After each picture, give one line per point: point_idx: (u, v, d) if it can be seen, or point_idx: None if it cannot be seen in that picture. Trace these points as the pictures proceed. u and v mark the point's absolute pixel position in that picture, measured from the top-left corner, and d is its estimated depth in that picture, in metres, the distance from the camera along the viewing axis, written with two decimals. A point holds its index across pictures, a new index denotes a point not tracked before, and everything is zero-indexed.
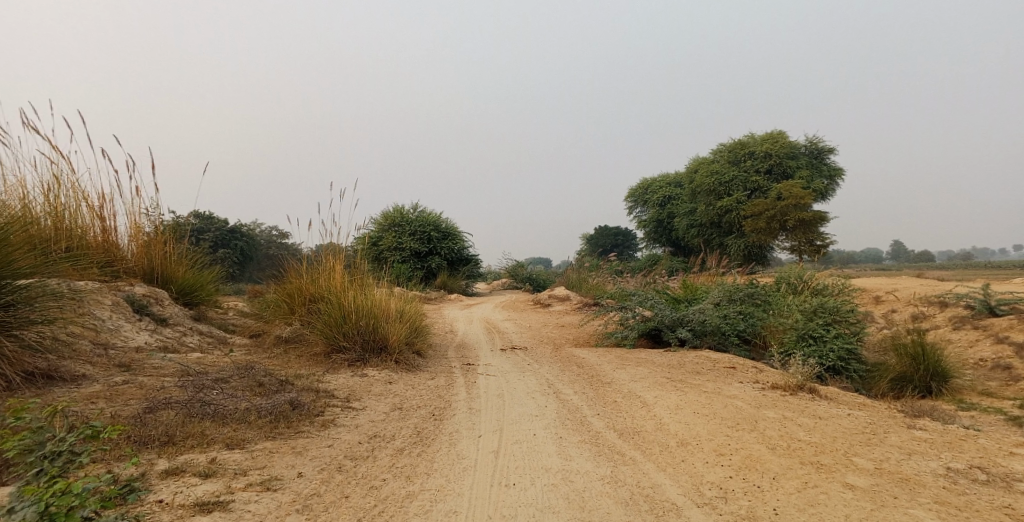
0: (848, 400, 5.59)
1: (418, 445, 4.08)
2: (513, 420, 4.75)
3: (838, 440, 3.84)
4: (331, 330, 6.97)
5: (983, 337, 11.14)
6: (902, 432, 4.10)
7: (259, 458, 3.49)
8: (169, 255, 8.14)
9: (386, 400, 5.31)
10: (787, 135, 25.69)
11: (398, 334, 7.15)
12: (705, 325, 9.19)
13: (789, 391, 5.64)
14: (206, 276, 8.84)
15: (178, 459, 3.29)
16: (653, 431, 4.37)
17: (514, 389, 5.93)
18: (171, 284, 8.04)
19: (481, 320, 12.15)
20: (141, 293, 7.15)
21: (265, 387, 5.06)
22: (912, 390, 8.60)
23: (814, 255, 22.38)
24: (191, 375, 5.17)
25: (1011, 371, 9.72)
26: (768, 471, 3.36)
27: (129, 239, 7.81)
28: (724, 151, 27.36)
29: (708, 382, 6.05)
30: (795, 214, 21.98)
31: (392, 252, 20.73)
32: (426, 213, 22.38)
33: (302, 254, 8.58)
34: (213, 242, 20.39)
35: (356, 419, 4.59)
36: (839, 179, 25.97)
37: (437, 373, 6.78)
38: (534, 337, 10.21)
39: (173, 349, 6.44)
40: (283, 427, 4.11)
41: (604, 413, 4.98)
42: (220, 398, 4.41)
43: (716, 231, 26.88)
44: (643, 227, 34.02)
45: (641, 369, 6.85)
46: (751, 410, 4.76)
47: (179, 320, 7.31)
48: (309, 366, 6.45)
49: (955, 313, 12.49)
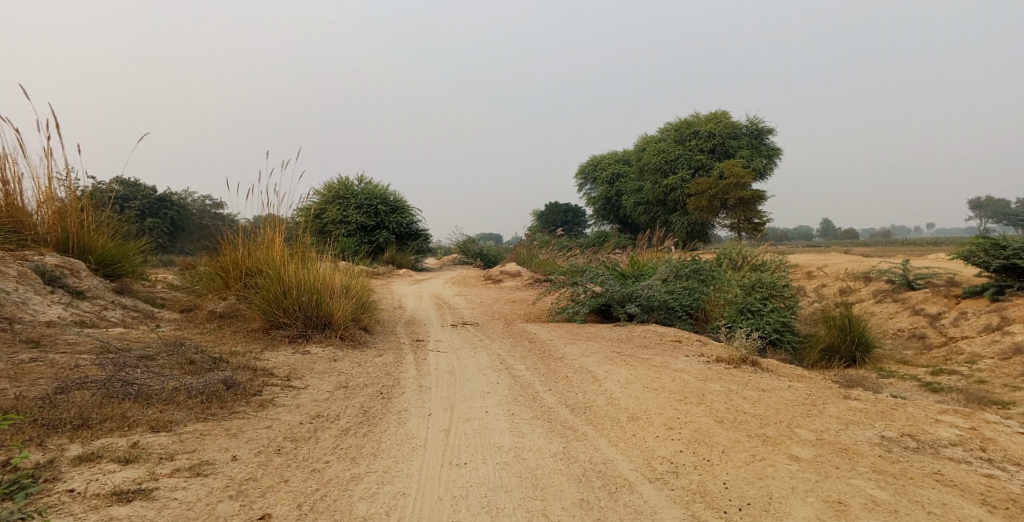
0: (786, 372, 5.79)
1: (363, 425, 3.90)
2: (464, 397, 4.64)
3: (782, 412, 3.93)
4: (270, 306, 6.62)
5: (902, 309, 11.88)
6: (839, 402, 4.25)
7: (189, 441, 3.24)
8: (88, 224, 7.51)
9: (331, 378, 5.09)
10: (729, 115, 26.32)
11: (343, 309, 6.88)
12: (652, 300, 9.34)
13: (733, 364, 5.78)
14: (131, 247, 8.22)
15: (94, 444, 3.00)
16: (604, 406, 4.36)
17: (465, 365, 5.83)
18: (90, 255, 7.41)
19: (431, 296, 11.95)
20: (53, 264, 6.58)
21: (197, 364, 4.74)
22: (839, 360, 9.09)
23: (752, 233, 23.24)
24: (112, 352, 4.79)
25: (925, 340, 10.44)
26: (717, 444, 3.39)
27: (39, 206, 7.14)
28: (670, 130, 27.78)
29: (656, 357, 6.14)
30: (735, 192, 22.62)
31: (337, 225, 20.09)
32: (372, 186, 21.73)
33: (238, 225, 8.11)
34: (140, 212, 19.16)
35: (297, 399, 4.37)
36: (776, 158, 26.91)
37: (384, 349, 6.59)
38: (485, 313, 10.13)
39: (92, 324, 5.95)
40: (216, 408, 3.85)
41: (556, 388, 4.95)
42: (145, 377, 4.08)
43: (662, 208, 27.44)
44: (592, 204, 34.37)
45: (590, 344, 6.88)
46: (698, 383, 4.84)
47: (99, 294, 6.76)
48: (246, 343, 6.12)
49: (877, 286, 13.26)
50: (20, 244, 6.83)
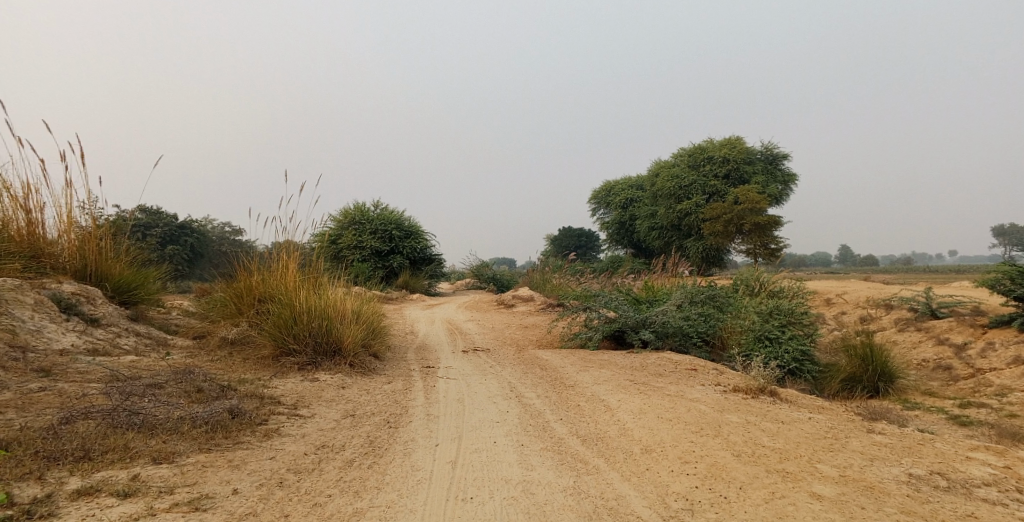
0: (806, 403, 5.59)
1: (369, 457, 3.81)
2: (472, 427, 4.54)
3: (802, 446, 3.77)
4: (280, 332, 6.60)
5: (926, 338, 11.54)
6: (862, 436, 4.07)
7: (190, 473, 3.18)
8: (105, 251, 7.60)
9: (339, 406, 5.02)
10: (744, 141, 26.30)
11: (353, 336, 6.83)
12: (667, 327, 9.18)
13: (750, 394, 5.61)
14: (148, 274, 8.29)
15: (94, 476, 2.95)
16: (616, 437, 4.22)
17: (475, 393, 5.72)
18: (107, 282, 7.48)
19: (443, 321, 11.89)
20: (70, 291, 6.64)
21: (204, 393, 4.70)
22: (861, 390, 8.81)
23: (768, 259, 22.96)
24: (121, 381, 4.77)
25: (952, 371, 10.10)
26: (734, 480, 3.25)
27: (59, 233, 7.25)
28: (684, 155, 27.78)
29: (671, 385, 5.98)
30: (751, 218, 22.43)
31: (352, 251, 20.22)
32: (387, 211, 21.91)
33: (253, 252, 8.16)
34: (161, 239, 19.47)
35: (303, 428, 4.29)
36: (792, 184, 26.73)
37: (394, 377, 6.50)
38: (497, 339, 10.02)
39: (104, 352, 5.96)
40: (220, 438, 3.79)
41: (567, 418, 4.82)
42: (151, 406, 4.04)
43: (676, 233, 27.27)
44: (606, 229, 34.31)
45: (603, 372, 6.74)
46: (715, 414, 4.68)
47: (113, 320, 6.79)
48: (255, 370, 6.08)
49: (900, 314, 12.93)
50: (39, 272, 6.92)
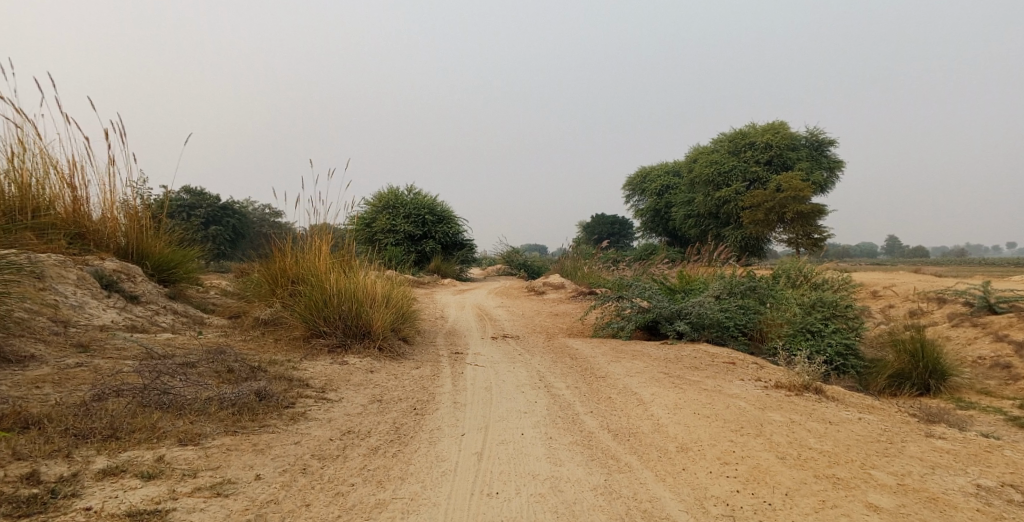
0: (854, 402, 5.27)
1: (393, 444, 3.73)
2: (500, 417, 4.41)
3: (853, 449, 3.50)
4: (311, 314, 6.60)
5: (982, 335, 10.88)
6: (920, 440, 3.77)
7: (215, 456, 3.14)
8: (146, 230, 7.72)
9: (366, 391, 4.97)
10: (788, 126, 25.31)
11: (383, 320, 6.78)
12: (704, 318, 8.86)
13: (793, 391, 5.32)
14: (188, 254, 8.42)
15: (120, 456, 2.94)
16: (650, 433, 4.03)
17: (504, 381, 5.60)
18: (147, 260, 7.61)
19: (473, 306, 11.82)
20: (111, 269, 6.77)
21: (234, 373, 4.70)
22: (910, 387, 8.36)
23: (811, 249, 22.13)
24: (154, 359, 4.81)
25: (1010, 370, 9.48)
26: (780, 485, 3.02)
27: (103, 211, 7.38)
28: (724, 141, 26.91)
29: (707, 379, 5.74)
30: (794, 206, 21.60)
31: (386, 235, 20.36)
32: (421, 196, 21.94)
33: (287, 233, 8.19)
34: (204, 220, 19.97)
35: (329, 413, 4.25)
36: (838, 171, 25.62)
37: (423, 362, 6.44)
38: (528, 325, 9.88)
39: (141, 329, 6.05)
40: (246, 420, 3.76)
41: (598, 410, 4.65)
42: (181, 386, 4.04)
43: (714, 221, 26.54)
44: (641, 216, 33.69)
45: (637, 363, 6.53)
46: (756, 412, 4.43)
47: (152, 299, 6.91)
48: (286, 351, 6.09)
49: (953, 309, 12.23)
50: (82, 249, 7.06)
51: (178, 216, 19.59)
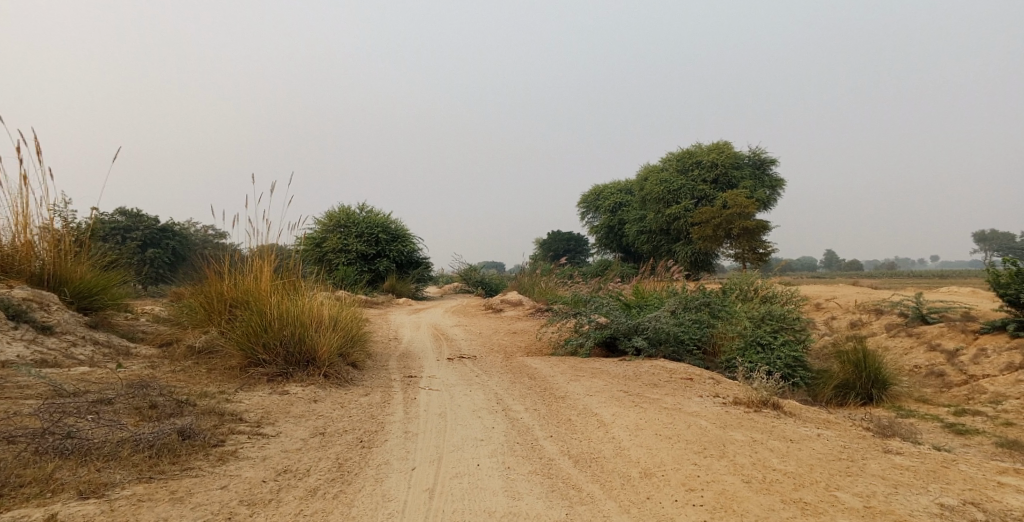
0: (810, 417, 5.24)
1: (334, 484, 3.39)
2: (454, 447, 4.12)
3: (817, 469, 3.40)
4: (248, 341, 6.13)
5: (918, 344, 11.31)
6: (880, 457, 3.71)
7: (121, 510, 2.75)
8: (66, 254, 7.07)
9: (308, 423, 4.58)
10: (732, 146, 26.17)
11: (329, 345, 6.38)
12: (660, 334, 8.81)
13: (752, 408, 5.25)
14: (113, 278, 7.75)
15: (1, 518, 2.51)
16: (611, 459, 3.84)
17: (458, 406, 5.31)
18: (66, 287, 6.94)
19: (428, 326, 11.44)
20: (21, 297, 6.13)
21: (156, 410, 4.23)
22: (855, 397, 8.53)
23: (757, 264, 22.73)
24: (64, 397, 4.30)
25: (945, 378, 9.84)
26: (748, 513, 2.87)
27: (15, 234, 6.73)
28: (673, 160, 27.55)
29: (667, 397, 5.61)
30: (740, 222, 22.20)
31: (337, 254, 19.73)
32: (374, 214, 21.41)
33: (226, 254, 7.67)
34: (141, 242, 18.86)
35: (264, 450, 3.86)
36: (780, 189, 26.64)
37: (373, 388, 6.06)
38: (484, 345, 9.61)
39: (54, 364, 5.45)
40: (165, 464, 3.34)
41: (558, 435, 4.43)
42: (89, 428, 3.58)
43: (665, 237, 27.04)
44: (595, 233, 34.03)
45: (595, 382, 6.35)
46: (718, 431, 4.31)
47: (70, 329, 6.29)
48: (221, 382, 5.62)
49: (890, 320, 12.71)
50: None
51: (113, 238, 18.49)
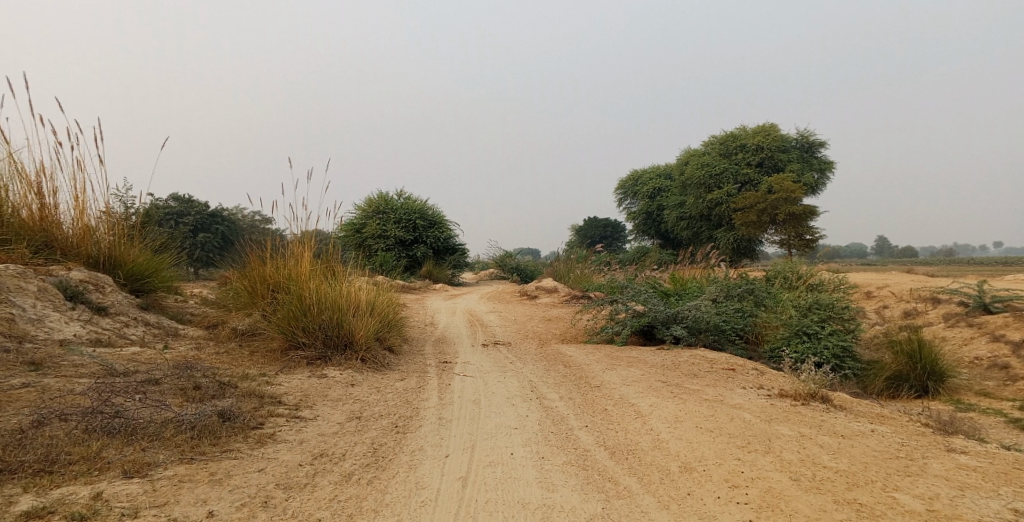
0: (862, 411, 4.98)
1: (369, 470, 3.39)
2: (488, 435, 4.08)
3: (872, 468, 3.20)
4: (289, 325, 6.24)
5: (979, 335, 10.67)
6: (942, 456, 3.46)
7: (163, 490, 2.80)
8: (119, 238, 7.31)
9: (344, 407, 4.62)
10: (779, 128, 25.22)
11: (366, 329, 6.42)
12: (700, 322, 8.56)
13: (799, 401, 5.01)
14: (164, 261, 8.00)
15: (50, 494, 2.59)
16: (649, 451, 3.72)
17: (493, 392, 5.28)
18: (119, 269, 7.19)
19: (465, 312, 11.47)
20: (78, 279, 6.38)
21: (199, 391, 4.33)
22: (908, 390, 8.12)
23: (803, 250, 21.90)
24: (114, 376, 4.45)
25: (1009, 371, 9.26)
26: (797, 514, 2.72)
27: (73, 219, 7.00)
28: (715, 143, 26.72)
29: (707, 388, 5.44)
30: (785, 207, 21.39)
31: (376, 240, 19.99)
32: (412, 200, 21.56)
33: (268, 240, 7.81)
34: (192, 227, 19.54)
35: (301, 433, 3.90)
36: (829, 172, 25.57)
37: (408, 373, 6.09)
38: (520, 332, 9.56)
39: (107, 343, 5.67)
40: (206, 446, 3.41)
41: (594, 425, 4.33)
42: (136, 407, 3.68)
43: (706, 223, 26.38)
44: (633, 219, 33.48)
45: (633, 371, 6.21)
46: (762, 425, 4.13)
47: (123, 310, 6.52)
48: (262, 364, 5.73)
49: (948, 310, 12.05)
50: (48, 258, 6.66)
51: (166, 223, 19.21)
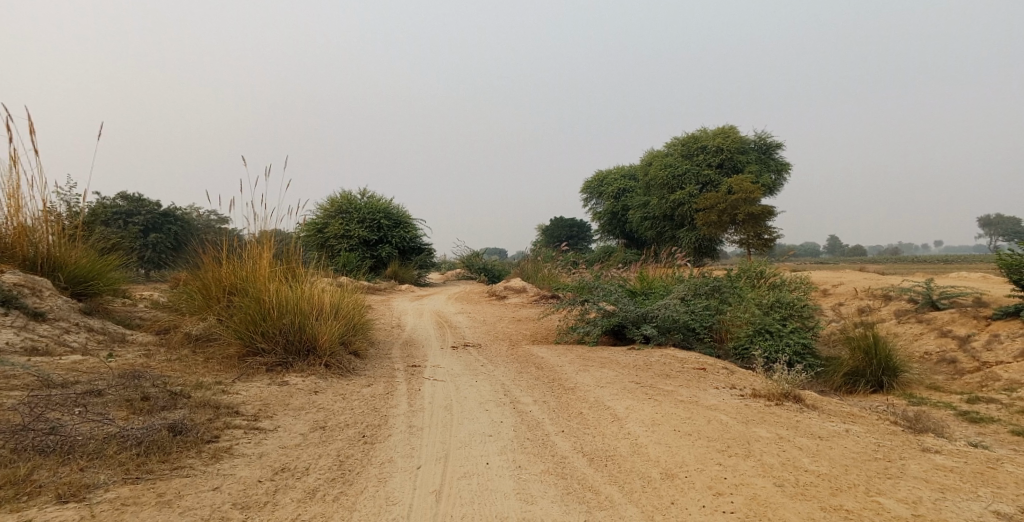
0: (833, 409, 5.00)
1: (335, 485, 3.16)
2: (461, 443, 3.90)
3: (853, 471, 3.17)
4: (246, 329, 5.90)
5: (929, 330, 11.04)
6: (919, 457, 3.46)
7: (103, 516, 2.53)
8: (59, 239, 6.79)
9: (307, 416, 4.36)
10: (738, 131, 25.74)
11: (330, 333, 6.14)
12: (669, 321, 8.56)
13: (773, 401, 5.01)
14: (110, 262, 7.50)
15: None
16: (629, 457, 3.61)
17: (465, 397, 5.09)
18: (60, 272, 6.69)
19: (432, 313, 11.23)
20: (12, 282, 5.89)
21: (147, 403, 4.00)
22: (865, 385, 8.31)
23: (762, 250, 22.38)
24: (51, 389, 4.08)
25: (957, 365, 9.59)
26: None
27: (7, 218, 6.47)
28: (677, 144, 27.06)
29: (681, 389, 5.38)
30: (745, 208, 21.81)
31: (339, 240, 19.50)
32: (375, 199, 21.10)
33: (224, 239, 7.41)
34: (142, 228, 18.64)
35: (261, 446, 3.64)
36: (786, 173, 26.26)
37: (375, 378, 5.85)
38: (489, 333, 9.39)
39: (45, 352, 5.23)
40: (155, 463, 3.12)
41: (570, 430, 4.20)
42: (74, 422, 3.36)
43: (669, 223, 26.75)
44: (598, 220, 33.71)
45: (606, 372, 6.12)
46: (740, 427, 4.07)
47: (63, 315, 6.06)
48: (217, 372, 5.40)
49: (899, 306, 12.45)
50: None
51: (114, 223, 18.24)
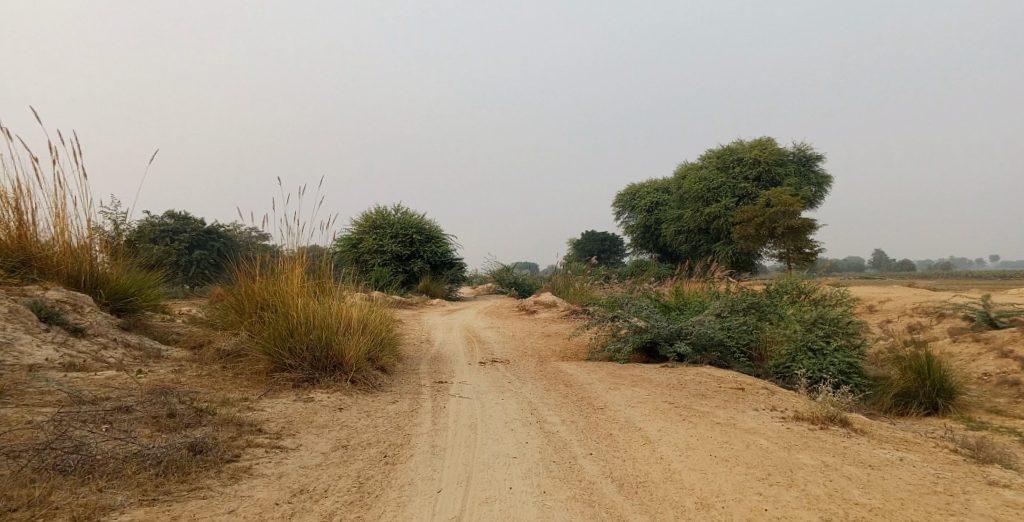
0: (884, 435, 4.65)
1: (352, 509, 3.06)
2: (485, 465, 3.75)
3: (910, 506, 2.89)
4: (274, 345, 5.90)
5: (987, 350, 10.35)
6: (985, 491, 3.15)
7: None
8: (101, 256, 6.97)
9: (330, 435, 4.28)
10: (775, 143, 25.11)
11: (356, 349, 6.09)
12: (704, 338, 8.24)
13: (817, 424, 4.70)
14: (150, 278, 7.66)
15: None
16: (661, 483, 3.40)
17: (490, 416, 4.95)
18: (101, 288, 6.85)
19: (461, 328, 11.13)
20: (54, 299, 6.05)
21: (172, 420, 3.99)
22: (917, 407, 7.80)
23: (802, 264, 21.62)
24: (82, 404, 4.12)
25: (1020, 387, 8.93)
26: None
27: (52, 236, 6.68)
28: (712, 157, 26.54)
29: (717, 410, 5.11)
30: (783, 221, 21.14)
31: (372, 256, 19.70)
32: (408, 215, 21.29)
33: (256, 255, 7.49)
34: (187, 245, 19.24)
35: (280, 466, 3.57)
36: (826, 186, 25.46)
37: (401, 395, 5.75)
38: (518, 348, 9.23)
39: (81, 368, 5.32)
40: (173, 483, 3.08)
41: (599, 453, 4.00)
42: (97, 440, 3.35)
43: (704, 237, 26.17)
44: (631, 233, 33.28)
45: (637, 391, 5.88)
46: (782, 453, 3.81)
47: (101, 330, 6.19)
48: (244, 388, 5.39)
49: (953, 324, 11.75)
50: (24, 277, 6.33)
51: (160, 241, 18.89)
